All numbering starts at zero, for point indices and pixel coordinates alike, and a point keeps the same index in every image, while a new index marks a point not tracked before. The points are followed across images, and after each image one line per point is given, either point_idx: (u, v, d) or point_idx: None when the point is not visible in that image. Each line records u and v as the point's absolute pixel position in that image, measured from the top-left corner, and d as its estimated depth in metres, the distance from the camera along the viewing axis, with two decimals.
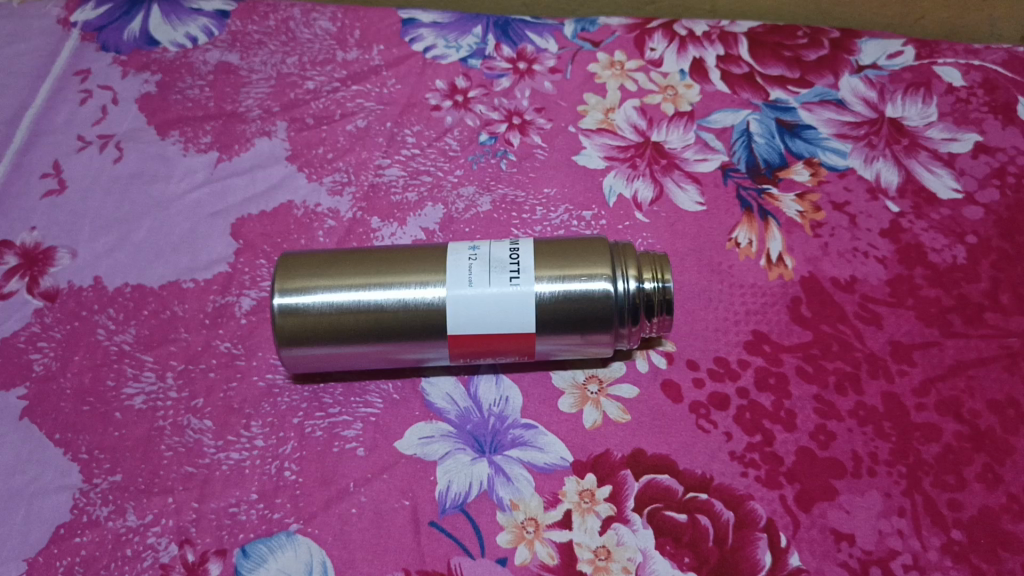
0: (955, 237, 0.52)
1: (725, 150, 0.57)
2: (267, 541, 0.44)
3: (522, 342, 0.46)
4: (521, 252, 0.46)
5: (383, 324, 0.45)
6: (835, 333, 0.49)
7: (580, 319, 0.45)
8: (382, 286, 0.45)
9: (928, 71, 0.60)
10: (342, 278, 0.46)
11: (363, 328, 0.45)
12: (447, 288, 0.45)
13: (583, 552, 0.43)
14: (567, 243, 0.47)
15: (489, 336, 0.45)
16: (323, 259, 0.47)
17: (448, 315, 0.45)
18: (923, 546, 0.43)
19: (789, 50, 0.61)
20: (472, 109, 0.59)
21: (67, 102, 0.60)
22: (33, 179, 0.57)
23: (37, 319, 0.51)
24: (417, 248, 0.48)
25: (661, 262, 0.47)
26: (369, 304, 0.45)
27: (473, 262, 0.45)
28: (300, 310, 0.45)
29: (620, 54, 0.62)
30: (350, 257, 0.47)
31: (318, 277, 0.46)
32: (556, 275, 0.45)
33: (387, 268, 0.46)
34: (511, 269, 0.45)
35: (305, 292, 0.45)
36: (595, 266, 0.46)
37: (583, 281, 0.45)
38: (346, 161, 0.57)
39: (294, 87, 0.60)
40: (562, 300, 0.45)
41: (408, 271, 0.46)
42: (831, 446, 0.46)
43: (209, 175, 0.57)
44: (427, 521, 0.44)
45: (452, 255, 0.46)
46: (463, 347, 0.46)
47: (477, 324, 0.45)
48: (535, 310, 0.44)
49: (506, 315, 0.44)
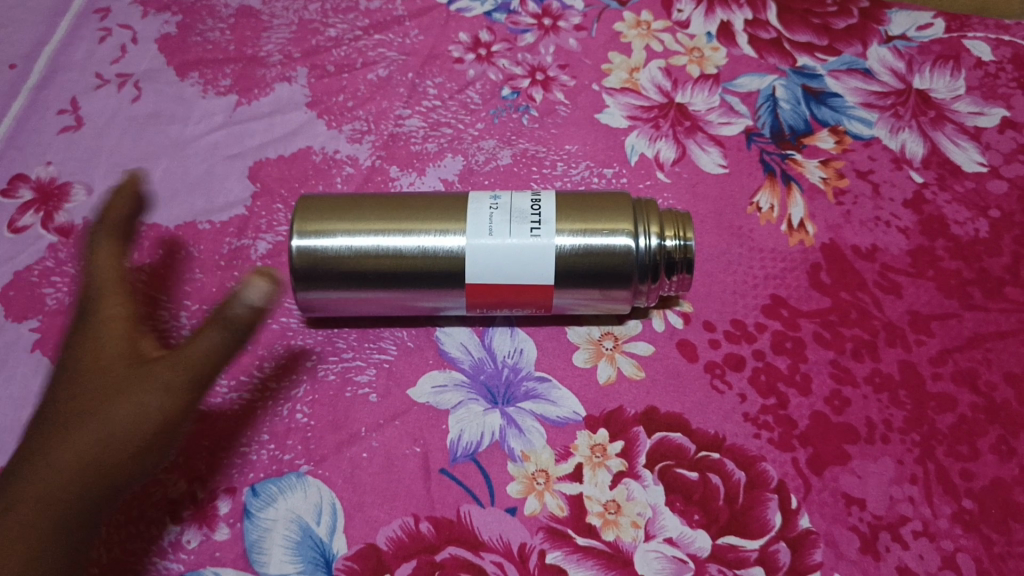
0: (979, 211, 0.52)
1: (750, 115, 0.56)
2: (277, 482, 0.44)
3: (539, 294, 0.45)
4: (543, 205, 0.45)
5: (401, 271, 0.45)
6: (854, 300, 0.49)
7: (600, 275, 0.45)
8: (401, 232, 0.45)
9: (958, 44, 0.59)
10: (362, 223, 0.45)
11: (382, 275, 0.45)
12: (468, 237, 0.44)
13: (593, 506, 0.43)
14: (588, 197, 0.46)
15: (508, 289, 0.45)
16: (342, 202, 0.47)
17: (468, 264, 0.44)
18: (934, 514, 0.43)
19: (818, 17, 0.60)
20: (495, 64, 0.58)
21: (86, 39, 0.59)
22: (49, 115, 0.56)
23: (52, 254, 0.51)
24: (437, 196, 0.47)
25: (683, 221, 0.46)
26: (388, 250, 0.45)
27: (494, 211, 0.45)
28: (321, 253, 0.44)
29: (647, 13, 0.61)
30: (370, 202, 0.47)
31: (338, 221, 0.45)
32: (577, 229, 0.44)
33: (407, 215, 0.46)
34: (532, 221, 0.44)
35: (326, 235, 0.45)
36: (617, 221, 0.45)
37: (604, 236, 0.45)
38: (366, 110, 0.56)
39: (316, 33, 0.59)
40: (583, 254, 0.44)
41: (427, 218, 0.45)
42: (846, 412, 0.46)
43: (228, 118, 0.56)
44: (438, 468, 0.44)
45: (475, 204, 0.45)
46: (480, 298, 0.46)
47: (496, 276, 0.44)
48: (557, 264, 0.44)
49: (527, 269, 0.44)
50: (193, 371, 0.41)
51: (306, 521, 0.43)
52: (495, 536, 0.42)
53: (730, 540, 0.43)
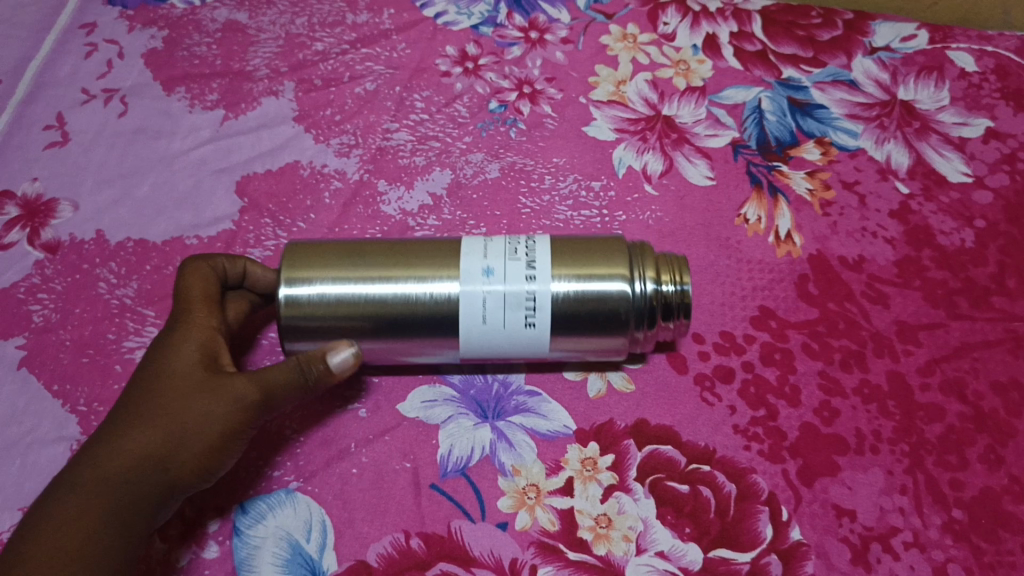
0: (964, 221, 0.52)
1: (736, 126, 0.56)
2: (266, 499, 0.44)
3: (536, 343, 0.44)
4: (537, 251, 0.44)
5: (391, 319, 0.44)
6: (841, 311, 0.49)
7: (597, 323, 0.44)
8: (389, 278, 0.44)
9: (941, 55, 0.59)
10: (351, 273, 0.44)
11: (371, 322, 0.44)
12: (461, 284, 0.43)
13: (584, 520, 0.43)
14: (582, 242, 0.46)
15: (504, 339, 0.44)
16: (331, 250, 0.45)
17: (462, 313, 0.43)
18: (924, 524, 0.43)
19: (802, 29, 0.61)
20: (482, 77, 0.58)
21: (72, 55, 0.59)
22: (35, 131, 0.56)
23: (38, 271, 0.51)
24: (429, 243, 0.46)
25: (678, 264, 0.45)
26: (378, 296, 0.44)
27: (488, 285, 0.43)
28: (308, 301, 0.44)
29: (632, 26, 0.61)
30: (356, 247, 0.46)
31: (325, 270, 0.44)
32: (574, 274, 0.44)
33: (400, 266, 0.45)
34: (528, 267, 0.44)
35: (311, 283, 0.44)
36: (612, 271, 0.44)
37: (600, 287, 0.44)
38: (354, 124, 0.56)
39: (303, 48, 0.59)
40: (580, 302, 0.44)
41: (416, 264, 0.44)
42: (835, 423, 0.46)
43: (215, 133, 0.56)
44: (428, 484, 0.44)
45: (465, 251, 0.45)
46: (474, 348, 0.45)
47: (492, 326, 0.43)
48: (553, 313, 0.43)
49: (524, 319, 0.43)
50: (265, 387, 0.41)
51: (296, 539, 0.43)
52: (486, 552, 0.42)
53: (722, 553, 0.43)
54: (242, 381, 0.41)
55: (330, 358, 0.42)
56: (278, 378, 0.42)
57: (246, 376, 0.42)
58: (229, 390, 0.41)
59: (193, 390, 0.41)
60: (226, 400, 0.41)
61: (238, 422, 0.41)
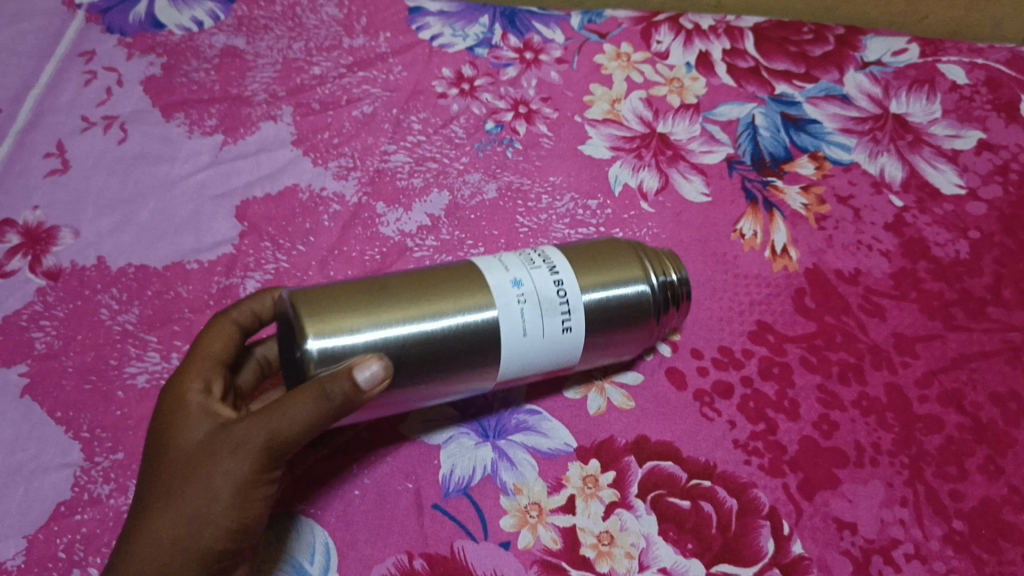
0: (959, 232, 0.53)
1: (731, 142, 0.57)
2: (269, 522, 0.44)
3: (567, 351, 0.43)
4: (550, 261, 0.44)
5: (430, 361, 0.40)
6: (839, 324, 0.50)
7: (628, 321, 0.44)
8: (419, 318, 0.40)
9: (933, 68, 0.60)
10: (384, 312, 0.40)
11: (407, 368, 0.40)
12: (499, 306, 0.41)
13: (586, 537, 0.43)
14: (583, 250, 0.46)
15: (540, 352, 0.42)
16: (342, 292, 0.40)
17: (503, 332, 0.41)
18: (925, 535, 0.44)
19: (794, 45, 0.61)
20: (478, 98, 0.59)
21: (71, 83, 0.59)
22: (36, 158, 0.56)
23: (39, 298, 0.51)
24: (440, 273, 0.43)
25: (673, 258, 0.47)
26: (414, 341, 0.40)
27: (524, 305, 0.41)
28: (342, 357, 0.38)
29: (626, 45, 0.62)
30: (363, 287, 0.41)
31: (355, 314, 0.39)
32: (596, 282, 0.43)
33: (432, 299, 0.41)
34: (549, 272, 0.43)
35: (340, 333, 0.38)
36: (628, 270, 0.44)
37: (622, 287, 0.44)
38: (351, 147, 0.57)
39: (300, 72, 0.60)
40: (608, 302, 0.43)
41: (444, 301, 0.41)
42: (835, 436, 0.46)
43: (214, 157, 0.56)
44: (430, 504, 0.44)
45: (483, 268, 0.43)
46: (512, 368, 0.42)
47: (533, 338, 0.42)
48: (587, 315, 0.43)
49: (562, 322, 0.42)
50: (278, 432, 0.36)
51: (299, 561, 0.43)
52: (489, 571, 0.43)
53: (724, 568, 0.43)
54: (250, 430, 0.36)
55: (341, 382, 0.36)
56: (291, 417, 0.36)
57: (254, 419, 0.36)
58: (239, 446, 0.36)
59: (206, 461, 0.37)
60: (236, 462, 0.36)
61: (267, 468, 0.37)
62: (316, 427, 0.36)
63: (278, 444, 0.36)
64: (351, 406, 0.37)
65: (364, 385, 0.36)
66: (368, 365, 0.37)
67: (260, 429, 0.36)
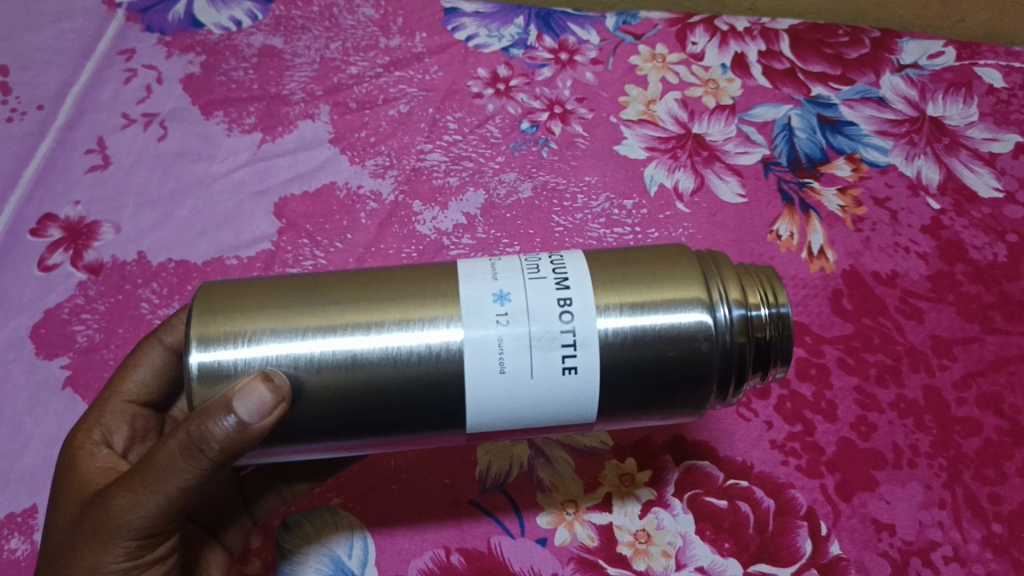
0: (996, 236, 0.53)
1: (767, 144, 0.57)
2: (308, 514, 0.44)
3: (583, 398, 0.35)
4: (570, 266, 0.36)
5: (344, 383, 0.34)
6: (876, 326, 0.49)
7: (680, 374, 0.35)
8: (332, 327, 0.34)
9: (969, 72, 0.60)
10: (297, 321, 0.34)
11: (316, 390, 0.34)
12: (464, 327, 0.34)
13: (623, 535, 0.44)
14: (635, 254, 0.37)
15: (528, 396, 0.34)
16: (261, 291, 0.36)
17: (463, 365, 0.34)
18: (964, 538, 0.44)
19: (830, 47, 0.61)
20: (514, 98, 0.59)
21: (112, 80, 0.59)
22: (77, 155, 0.57)
23: (81, 292, 0.52)
24: (390, 278, 0.36)
25: (773, 283, 0.38)
26: (323, 357, 0.34)
27: (503, 332, 0.34)
28: (229, 374, 0.33)
29: (661, 46, 0.62)
30: (289, 284, 0.36)
31: (261, 319, 0.34)
32: (627, 304, 0.35)
33: (360, 308, 0.35)
34: (557, 284, 0.35)
35: (231, 343, 0.34)
36: (686, 291, 0.36)
37: (670, 313, 0.35)
38: (388, 146, 0.57)
39: (337, 72, 0.60)
40: (642, 339, 0.35)
41: (371, 306, 0.35)
42: (872, 437, 0.46)
43: (253, 155, 0.57)
44: (468, 500, 0.45)
45: (462, 273, 0.36)
46: (493, 409, 0.34)
47: (513, 378, 0.34)
48: (607, 356, 0.34)
49: (563, 361, 0.34)
50: (150, 489, 0.34)
51: (338, 555, 0.43)
52: (526, 568, 0.43)
53: (761, 568, 0.43)
54: (120, 500, 0.35)
55: (220, 422, 0.32)
56: (165, 482, 0.34)
57: (125, 485, 0.35)
58: (113, 515, 0.35)
59: (85, 532, 0.36)
60: (116, 532, 0.35)
61: (149, 535, 0.36)
62: (194, 489, 0.35)
63: (151, 514, 0.35)
64: (237, 446, 0.33)
65: (248, 419, 0.32)
66: (253, 390, 0.32)
67: (132, 497, 0.35)
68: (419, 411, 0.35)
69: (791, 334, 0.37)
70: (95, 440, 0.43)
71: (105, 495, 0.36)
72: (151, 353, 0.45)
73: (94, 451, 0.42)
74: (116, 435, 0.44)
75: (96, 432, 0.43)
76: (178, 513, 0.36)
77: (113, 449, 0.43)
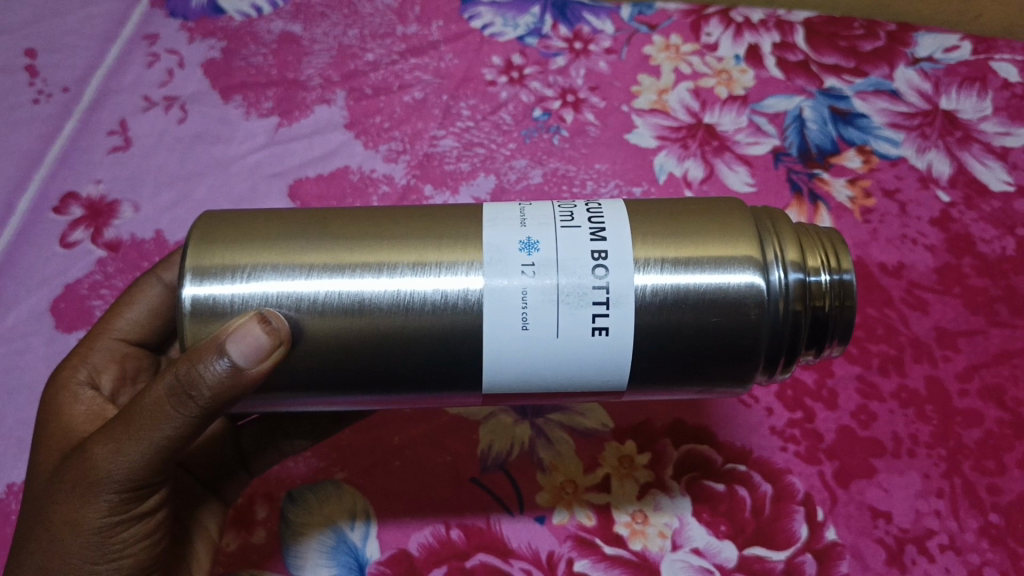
0: (1005, 229, 0.53)
1: (778, 135, 0.57)
2: (312, 487, 0.45)
3: (606, 363, 0.35)
4: (607, 215, 0.37)
5: (346, 326, 0.35)
6: (881, 317, 0.50)
7: (729, 340, 0.35)
8: (338, 267, 0.35)
9: (985, 66, 0.60)
10: (302, 258, 0.35)
11: (317, 334, 0.35)
12: (487, 275, 0.35)
13: (621, 516, 0.44)
14: (681, 205, 0.38)
15: (547, 359, 0.35)
16: (269, 226, 0.36)
17: (480, 315, 0.34)
18: (961, 527, 0.44)
19: (845, 40, 0.61)
20: (527, 86, 0.60)
21: (135, 64, 0.61)
22: (100, 135, 0.58)
23: (100, 268, 0.53)
24: (402, 219, 0.37)
25: (840, 249, 0.38)
26: (325, 299, 0.34)
27: (528, 282, 0.34)
28: (224, 311, 0.34)
29: (676, 37, 0.62)
30: (298, 220, 0.37)
31: (266, 255, 0.35)
32: (669, 259, 0.35)
33: (368, 250, 0.35)
34: (593, 234, 0.35)
35: (229, 277, 0.35)
36: (737, 247, 0.36)
37: (722, 275, 0.35)
38: (402, 131, 0.58)
39: (354, 58, 0.61)
40: (685, 299, 0.35)
41: (381, 248, 0.36)
42: (873, 426, 0.46)
43: (270, 138, 0.58)
44: (468, 478, 0.45)
45: (488, 218, 0.37)
46: (505, 371, 0.35)
47: (539, 334, 0.34)
48: (642, 318, 0.35)
49: (596, 321, 0.34)
50: (135, 437, 0.34)
51: (342, 527, 0.44)
52: (525, 544, 0.44)
53: (757, 551, 0.43)
54: (102, 450, 0.35)
55: (213, 366, 0.33)
56: (152, 430, 0.34)
57: (107, 434, 0.35)
58: (94, 467, 0.35)
59: (64, 486, 0.35)
60: (98, 485, 0.35)
61: (132, 490, 0.36)
62: (180, 441, 0.35)
63: (134, 463, 0.35)
64: (229, 391, 0.33)
65: (241, 364, 0.33)
66: (249, 332, 0.32)
67: (114, 448, 0.34)
68: (423, 361, 0.35)
69: (853, 303, 0.37)
70: (80, 380, 0.44)
71: (83, 447, 0.35)
72: (150, 291, 0.46)
73: (78, 393, 0.43)
74: (105, 375, 0.45)
75: (81, 371, 0.44)
76: (163, 465, 0.36)
77: (99, 392, 0.44)
